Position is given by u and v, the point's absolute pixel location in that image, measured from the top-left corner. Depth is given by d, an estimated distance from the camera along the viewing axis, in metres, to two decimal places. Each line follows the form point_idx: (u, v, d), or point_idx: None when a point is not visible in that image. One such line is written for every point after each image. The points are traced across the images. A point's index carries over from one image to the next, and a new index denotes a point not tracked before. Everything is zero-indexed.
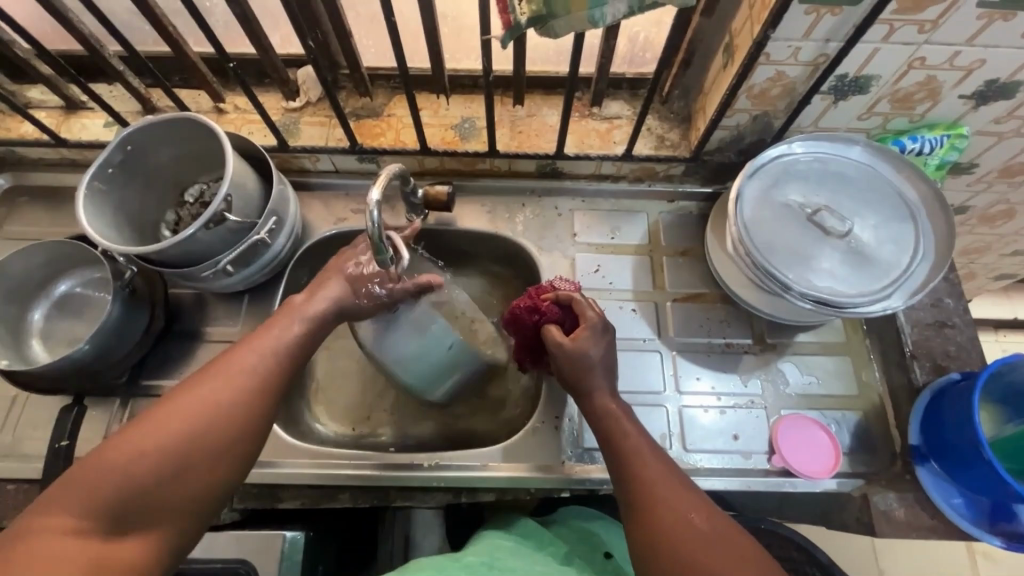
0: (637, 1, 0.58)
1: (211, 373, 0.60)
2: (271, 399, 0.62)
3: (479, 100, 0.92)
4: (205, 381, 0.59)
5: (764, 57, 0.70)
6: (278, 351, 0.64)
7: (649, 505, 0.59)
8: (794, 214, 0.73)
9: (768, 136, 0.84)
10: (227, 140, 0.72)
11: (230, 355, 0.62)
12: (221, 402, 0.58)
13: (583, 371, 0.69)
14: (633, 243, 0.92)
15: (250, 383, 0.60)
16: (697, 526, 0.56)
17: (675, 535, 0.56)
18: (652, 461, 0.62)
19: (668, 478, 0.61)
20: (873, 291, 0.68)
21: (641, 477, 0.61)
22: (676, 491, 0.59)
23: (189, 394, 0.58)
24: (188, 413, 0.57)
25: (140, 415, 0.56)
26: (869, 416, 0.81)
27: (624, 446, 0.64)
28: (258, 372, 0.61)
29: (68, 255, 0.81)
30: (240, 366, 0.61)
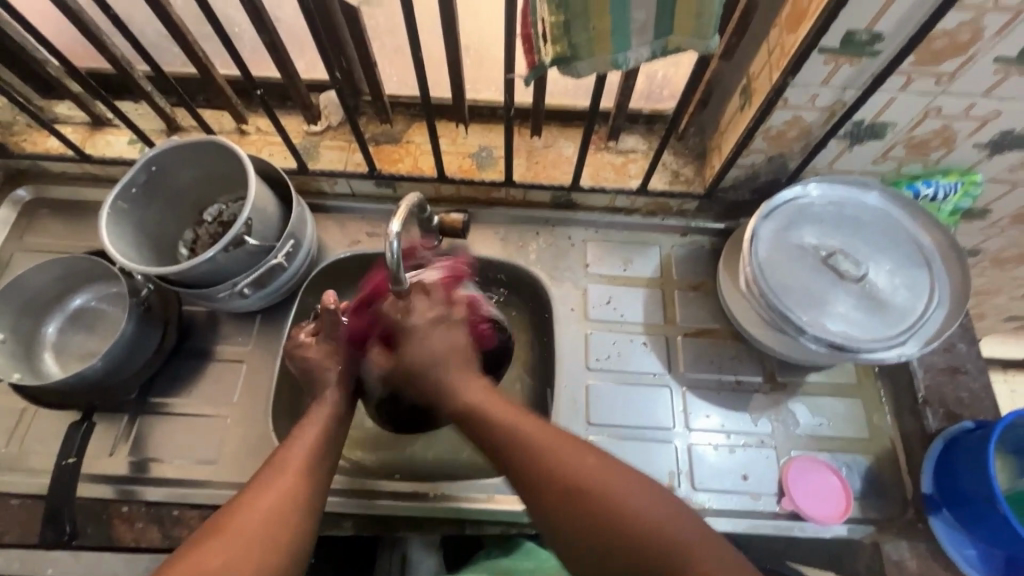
0: (661, 46, 0.59)
1: (271, 470, 0.60)
2: (324, 485, 0.62)
3: (497, 130, 0.94)
4: (269, 479, 0.59)
5: (782, 102, 0.71)
6: (321, 439, 0.65)
7: (559, 481, 0.58)
8: (809, 256, 0.73)
9: (783, 176, 0.85)
10: (249, 163, 0.73)
11: (283, 451, 0.63)
12: (281, 500, 0.58)
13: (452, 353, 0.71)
14: (645, 276, 0.92)
15: (308, 472, 0.61)
16: (601, 476, 0.58)
17: (597, 492, 0.57)
18: (540, 433, 0.62)
19: (558, 443, 0.61)
20: (888, 338, 0.68)
21: (536, 450, 0.60)
22: (572, 453, 0.60)
23: (249, 506, 0.57)
24: (253, 519, 0.56)
25: (204, 528, 0.55)
26: (880, 461, 0.81)
27: (509, 430, 0.63)
28: (306, 465, 0.62)
29: (85, 270, 0.82)
30: (290, 462, 0.61)
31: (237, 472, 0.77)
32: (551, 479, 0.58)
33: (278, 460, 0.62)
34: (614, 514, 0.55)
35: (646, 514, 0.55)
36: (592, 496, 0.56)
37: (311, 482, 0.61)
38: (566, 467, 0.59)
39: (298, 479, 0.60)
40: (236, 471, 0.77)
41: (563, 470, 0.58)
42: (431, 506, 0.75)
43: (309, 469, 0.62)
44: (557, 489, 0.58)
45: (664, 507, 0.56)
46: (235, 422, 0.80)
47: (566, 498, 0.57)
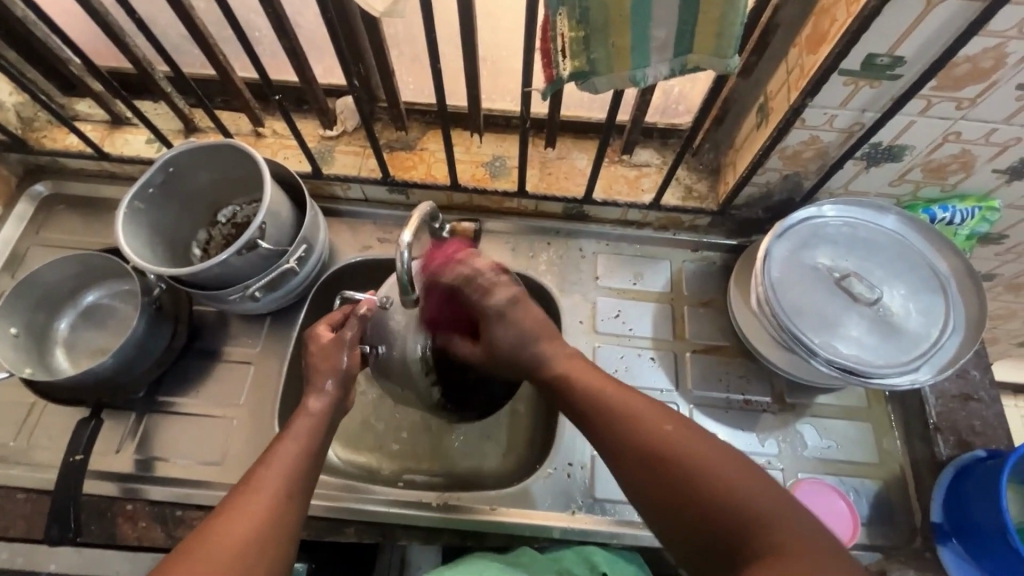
0: (679, 64, 0.59)
1: (248, 488, 0.55)
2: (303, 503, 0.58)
3: (511, 141, 0.94)
4: (246, 500, 0.54)
5: (800, 121, 0.70)
6: (305, 451, 0.60)
7: (674, 472, 0.53)
8: (822, 277, 0.72)
9: (797, 196, 0.85)
10: (265, 167, 0.73)
11: (262, 465, 0.58)
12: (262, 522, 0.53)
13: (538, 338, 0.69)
14: (655, 290, 0.92)
15: (287, 491, 0.57)
16: (724, 473, 0.52)
17: (717, 487, 0.51)
18: (660, 421, 0.57)
19: (674, 433, 0.56)
20: (901, 364, 0.67)
21: (644, 438, 0.56)
22: (691, 445, 0.54)
23: (223, 527, 0.52)
24: (229, 543, 0.51)
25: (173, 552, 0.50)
26: (888, 487, 0.80)
27: (584, 386, 0.63)
28: (292, 481, 0.57)
29: (99, 267, 0.83)
30: (268, 480, 0.56)
31: (241, 474, 0.77)
32: (664, 471, 0.54)
33: (257, 474, 0.57)
34: (739, 517, 0.50)
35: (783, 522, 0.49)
36: (709, 494, 0.51)
37: (292, 501, 0.57)
38: (686, 460, 0.53)
39: (281, 499, 0.56)
40: (240, 473, 0.77)
41: (682, 464, 0.53)
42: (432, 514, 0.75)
43: (292, 486, 0.57)
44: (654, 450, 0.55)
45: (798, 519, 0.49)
46: (241, 423, 0.81)
47: (679, 491, 0.52)
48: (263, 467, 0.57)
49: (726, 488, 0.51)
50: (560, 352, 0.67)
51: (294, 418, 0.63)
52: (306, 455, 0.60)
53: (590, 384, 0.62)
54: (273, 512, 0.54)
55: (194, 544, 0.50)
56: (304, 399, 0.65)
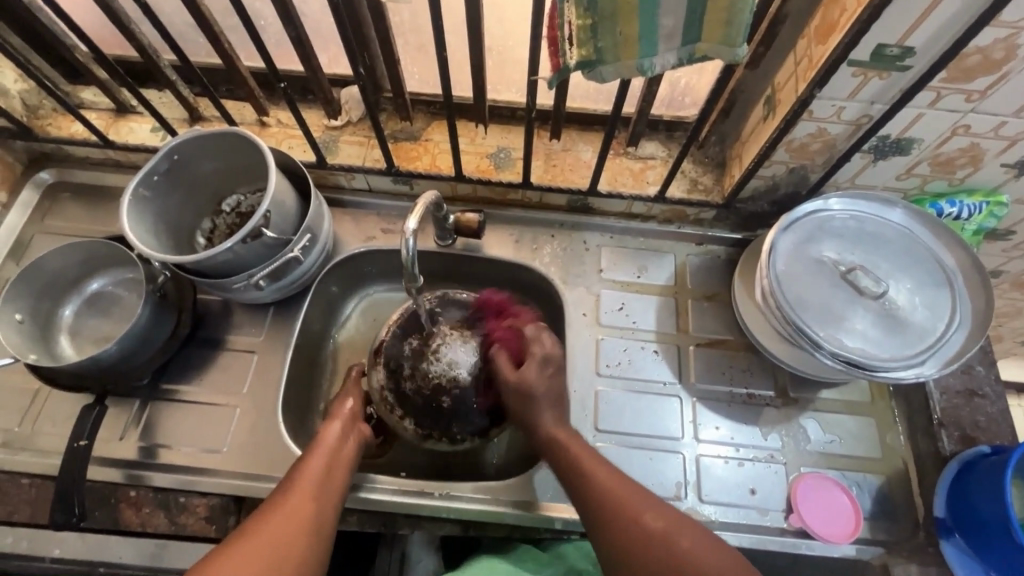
0: (687, 53, 0.59)
1: (287, 491, 0.61)
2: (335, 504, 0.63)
3: (516, 132, 0.94)
4: (286, 499, 0.60)
5: (807, 113, 0.70)
6: (335, 460, 0.67)
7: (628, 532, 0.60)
8: (827, 270, 0.72)
9: (804, 189, 0.84)
10: (270, 155, 0.73)
11: (299, 472, 0.64)
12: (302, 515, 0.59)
13: (548, 400, 0.75)
14: (659, 283, 0.92)
15: (320, 493, 0.62)
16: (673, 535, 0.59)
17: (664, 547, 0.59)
18: (622, 486, 0.65)
19: (630, 497, 0.63)
20: (907, 357, 0.67)
21: (607, 500, 0.63)
22: (646, 509, 0.62)
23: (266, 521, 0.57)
24: (273, 532, 0.56)
25: (226, 541, 0.55)
26: (891, 482, 0.79)
27: (577, 466, 0.67)
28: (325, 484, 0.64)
29: (104, 255, 0.83)
30: (305, 482, 0.63)
31: (244, 462, 0.77)
32: (619, 531, 0.61)
33: (294, 479, 0.63)
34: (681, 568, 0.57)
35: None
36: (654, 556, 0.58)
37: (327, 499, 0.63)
38: (643, 523, 0.61)
39: (313, 499, 0.61)
40: (243, 461, 0.77)
41: (637, 526, 0.60)
42: (435, 504, 0.75)
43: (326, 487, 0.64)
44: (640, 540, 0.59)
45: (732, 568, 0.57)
46: (244, 412, 0.81)
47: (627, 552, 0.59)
48: (299, 473, 0.64)
49: (668, 550, 0.58)
50: (557, 420, 0.73)
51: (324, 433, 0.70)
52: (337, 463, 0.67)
53: (568, 443, 0.70)
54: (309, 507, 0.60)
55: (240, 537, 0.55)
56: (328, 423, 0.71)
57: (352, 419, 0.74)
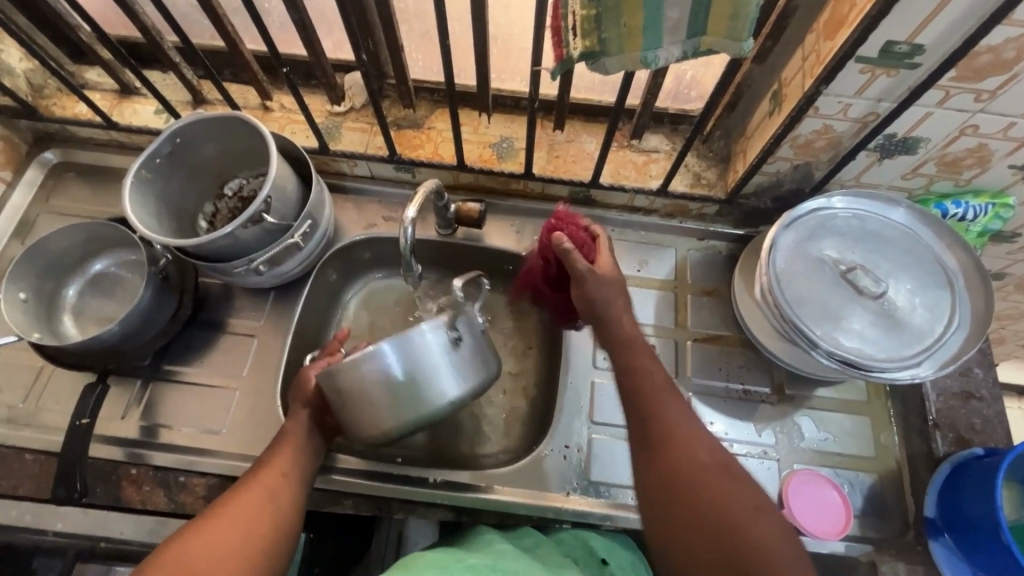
0: (692, 46, 0.58)
1: (259, 470, 0.64)
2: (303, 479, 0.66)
3: (520, 121, 0.93)
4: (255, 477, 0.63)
5: (813, 110, 0.69)
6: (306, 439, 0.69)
7: (686, 485, 0.58)
8: (827, 269, 0.72)
9: (807, 186, 0.83)
10: (272, 140, 0.73)
11: (272, 452, 0.67)
12: (264, 502, 0.61)
13: (613, 293, 0.71)
14: (659, 278, 0.92)
15: (289, 469, 0.65)
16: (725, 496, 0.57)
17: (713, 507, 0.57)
18: (686, 433, 0.61)
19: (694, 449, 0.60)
20: (903, 358, 0.66)
21: (669, 431, 0.61)
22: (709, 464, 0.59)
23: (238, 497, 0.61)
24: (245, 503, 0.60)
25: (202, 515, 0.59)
26: (883, 481, 0.80)
27: (642, 379, 0.66)
28: (290, 469, 0.65)
29: (107, 236, 0.84)
30: (275, 459, 0.65)
31: (242, 444, 0.79)
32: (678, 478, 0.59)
33: (259, 466, 0.65)
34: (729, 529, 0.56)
35: (755, 530, 0.55)
36: (709, 498, 0.56)
37: (293, 482, 0.65)
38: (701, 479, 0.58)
39: (280, 477, 0.64)
40: (241, 443, 0.79)
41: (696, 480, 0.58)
42: (428, 490, 0.76)
43: (293, 468, 0.66)
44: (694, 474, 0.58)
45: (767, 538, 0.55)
46: (244, 395, 0.82)
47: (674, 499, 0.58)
48: (266, 459, 0.66)
49: (724, 496, 0.57)
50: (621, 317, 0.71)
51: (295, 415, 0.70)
52: (304, 445, 0.68)
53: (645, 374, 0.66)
54: (272, 493, 0.62)
55: (205, 525, 0.57)
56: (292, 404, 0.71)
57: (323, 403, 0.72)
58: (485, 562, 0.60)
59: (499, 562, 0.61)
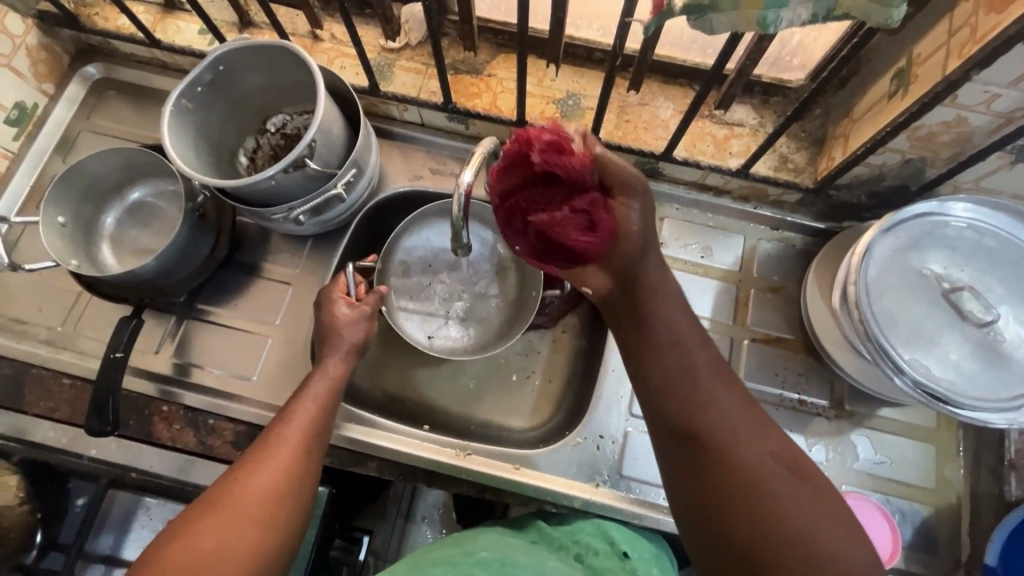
0: (825, 8, 0.48)
1: (275, 441, 0.58)
2: (318, 456, 0.60)
3: (591, 77, 0.83)
4: (271, 451, 0.57)
5: (950, 98, 0.58)
6: (319, 411, 0.62)
7: (731, 468, 0.51)
8: (926, 285, 0.63)
9: (913, 184, 0.73)
10: (321, 76, 0.66)
11: (287, 420, 0.60)
12: (280, 485, 0.55)
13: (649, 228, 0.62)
14: (723, 267, 0.84)
15: (306, 445, 0.59)
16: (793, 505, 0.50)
17: (783, 520, 0.48)
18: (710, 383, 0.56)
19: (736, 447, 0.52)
20: (997, 400, 0.59)
21: (692, 386, 0.56)
22: (754, 464, 0.51)
23: (252, 474, 0.55)
24: (261, 484, 0.54)
25: (216, 485, 0.54)
26: (939, 515, 0.74)
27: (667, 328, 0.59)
28: (302, 444, 0.59)
29: (147, 164, 0.80)
30: (292, 432, 0.59)
31: (271, 393, 0.77)
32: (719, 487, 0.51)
33: (273, 440, 0.58)
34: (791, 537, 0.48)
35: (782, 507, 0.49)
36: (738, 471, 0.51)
37: (308, 461, 0.58)
38: (753, 472, 0.51)
39: (300, 454, 0.58)
40: (270, 392, 0.77)
41: (744, 468, 0.51)
42: (452, 463, 0.74)
43: (311, 446, 0.59)
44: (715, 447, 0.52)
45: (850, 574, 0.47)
46: (277, 343, 0.80)
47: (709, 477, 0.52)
48: (279, 432, 0.59)
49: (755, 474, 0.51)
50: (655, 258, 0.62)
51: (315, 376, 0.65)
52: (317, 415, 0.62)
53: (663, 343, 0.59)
54: (284, 474, 0.56)
55: (222, 500, 0.52)
56: (324, 355, 0.67)
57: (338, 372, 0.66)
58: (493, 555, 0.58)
59: (510, 552, 0.60)
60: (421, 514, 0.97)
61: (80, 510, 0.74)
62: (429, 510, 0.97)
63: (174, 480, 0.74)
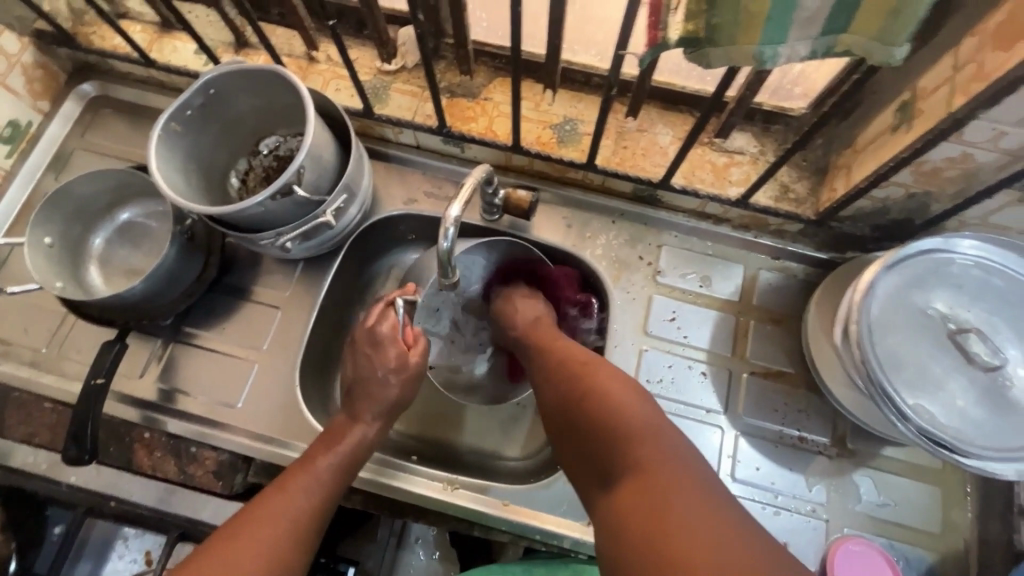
0: (824, 45, 0.47)
1: (273, 511, 0.55)
2: (314, 542, 0.57)
3: (588, 102, 0.82)
4: (269, 520, 0.54)
5: (956, 135, 0.56)
6: (329, 488, 0.60)
7: (596, 413, 0.57)
8: (931, 325, 0.61)
9: (919, 217, 0.71)
10: (311, 102, 0.65)
11: (289, 487, 0.58)
12: (269, 560, 0.52)
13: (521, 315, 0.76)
14: (722, 297, 0.82)
15: (306, 524, 0.56)
16: (645, 419, 0.55)
17: (631, 444, 0.53)
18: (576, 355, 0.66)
19: (604, 371, 0.61)
20: (1007, 450, 0.56)
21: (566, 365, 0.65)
22: (611, 382, 0.59)
23: (243, 542, 0.52)
24: (252, 556, 0.51)
25: (206, 547, 0.51)
26: (944, 561, 0.71)
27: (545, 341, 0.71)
28: (314, 506, 0.57)
29: (136, 185, 0.79)
30: (296, 502, 0.57)
31: (256, 421, 0.76)
32: (576, 404, 0.59)
33: (273, 508, 0.55)
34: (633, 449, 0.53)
35: (641, 433, 0.53)
36: (604, 415, 0.56)
37: (303, 542, 0.55)
38: (613, 408, 0.56)
39: (296, 529, 0.55)
40: (255, 420, 0.76)
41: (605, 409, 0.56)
42: (438, 497, 0.72)
43: (310, 527, 0.57)
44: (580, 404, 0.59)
45: (696, 480, 0.49)
46: (264, 369, 0.78)
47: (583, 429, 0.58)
48: (281, 498, 0.57)
49: (618, 409, 0.56)
50: (524, 312, 0.76)
51: (345, 427, 0.65)
52: (335, 475, 0.61)
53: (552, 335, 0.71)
54: (290, 529, 0.54)
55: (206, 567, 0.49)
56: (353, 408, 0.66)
57: (355, 450, 0.64)
58: None
59: None
60: (413, 538, 0.93)
61: (56, 538, 0.73)
62: (421, 533, 0.93)
63: (153, 510, 0.72)
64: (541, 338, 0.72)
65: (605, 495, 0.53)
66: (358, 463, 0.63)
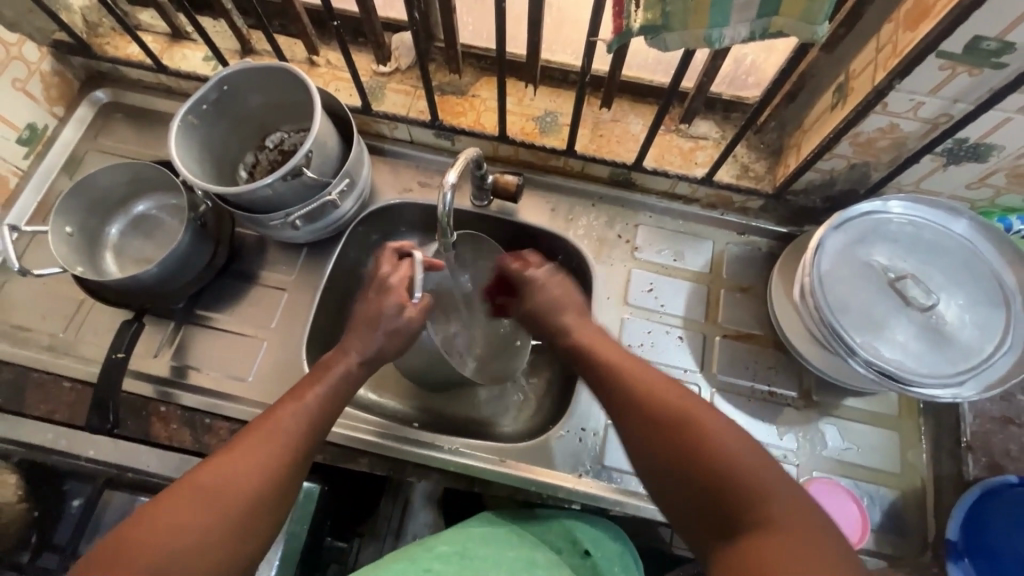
0: (761, 27, 0.56)
1: (260, 433, 0.60)
2: (303, 461, 0.62)
3: (566, 96, 0.91)
4: (256, 443, 0.59)
5: (881, 106, 0.65)
6: (314, 417, 0.64)
7: (689, 443, 0.54)
8: (874, 274, 0.69)
9: (862, 187, 0.79)
10: (317, 95, 0.72)
11: (277, 413, 0.63)
12: (252, 479, 0.57)
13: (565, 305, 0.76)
14: (694, 269, 0.89)
15: (290, 446, 0.61)
16: (754, 464, 0.51)
17: (743, 488, 0.50)
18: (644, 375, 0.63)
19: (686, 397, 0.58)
20: (943, 377, 0.64)
21: (642, 394, 0.60)
22: (688, 405, 0.57)
23: (230, 464, 0.57)
24: (235, 479, 0.56)
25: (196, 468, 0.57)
26: (905, 497, 0.78)
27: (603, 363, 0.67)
28: (300, 433, 0.62)
29: (151, 178, 0.85)
30: (283, 429, 0.61)
31: (265, 394, 0.80)
32: (662, 442, 0.55)
33: (261, 430, 0.61)
34: (752, 492, 0.49)
35: (757, 471, 0.51)
36: (699, 447, 0.53)
37: (291, 467, 0.60)
38: (706, 435, 0.54)
39: (282, 452, 0.60)
40: (264, 393, 0.80)
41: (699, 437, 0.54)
42: (440, 456, 0.77)
43: (298, 452, 0.61)
44: (666, 432, 0.56)
45: (809, 513, 0.48)
46: (272, 347, 0.83)
47: (678, 464, 0.54)
48: (269, 422, 0.62)
49: (714, 435, 0.54)
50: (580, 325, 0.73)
51: (332, 362, 0.70)
52: (319, 409, 0.65)
53: (599, 350, 0.69)
54: (276, 457, 0.59)
55: (193, 486, 0.54)
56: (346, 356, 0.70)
57: (339, 383, 0.68)
58: (454, 548, 0.64)
59: (471, 547, 0.65)
60: (411, 534, 0.92)
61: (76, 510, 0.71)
62: (418, 528, 0.92)
63: None
64: (606, 351, 0.68)
65: (724, 545, 0.49)
66: (341, 398, 0.68)
